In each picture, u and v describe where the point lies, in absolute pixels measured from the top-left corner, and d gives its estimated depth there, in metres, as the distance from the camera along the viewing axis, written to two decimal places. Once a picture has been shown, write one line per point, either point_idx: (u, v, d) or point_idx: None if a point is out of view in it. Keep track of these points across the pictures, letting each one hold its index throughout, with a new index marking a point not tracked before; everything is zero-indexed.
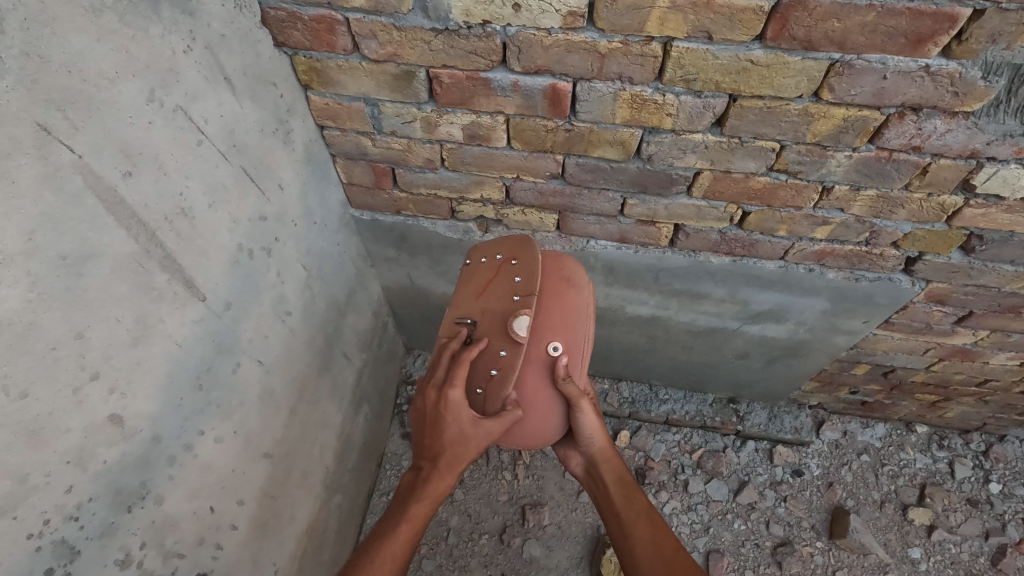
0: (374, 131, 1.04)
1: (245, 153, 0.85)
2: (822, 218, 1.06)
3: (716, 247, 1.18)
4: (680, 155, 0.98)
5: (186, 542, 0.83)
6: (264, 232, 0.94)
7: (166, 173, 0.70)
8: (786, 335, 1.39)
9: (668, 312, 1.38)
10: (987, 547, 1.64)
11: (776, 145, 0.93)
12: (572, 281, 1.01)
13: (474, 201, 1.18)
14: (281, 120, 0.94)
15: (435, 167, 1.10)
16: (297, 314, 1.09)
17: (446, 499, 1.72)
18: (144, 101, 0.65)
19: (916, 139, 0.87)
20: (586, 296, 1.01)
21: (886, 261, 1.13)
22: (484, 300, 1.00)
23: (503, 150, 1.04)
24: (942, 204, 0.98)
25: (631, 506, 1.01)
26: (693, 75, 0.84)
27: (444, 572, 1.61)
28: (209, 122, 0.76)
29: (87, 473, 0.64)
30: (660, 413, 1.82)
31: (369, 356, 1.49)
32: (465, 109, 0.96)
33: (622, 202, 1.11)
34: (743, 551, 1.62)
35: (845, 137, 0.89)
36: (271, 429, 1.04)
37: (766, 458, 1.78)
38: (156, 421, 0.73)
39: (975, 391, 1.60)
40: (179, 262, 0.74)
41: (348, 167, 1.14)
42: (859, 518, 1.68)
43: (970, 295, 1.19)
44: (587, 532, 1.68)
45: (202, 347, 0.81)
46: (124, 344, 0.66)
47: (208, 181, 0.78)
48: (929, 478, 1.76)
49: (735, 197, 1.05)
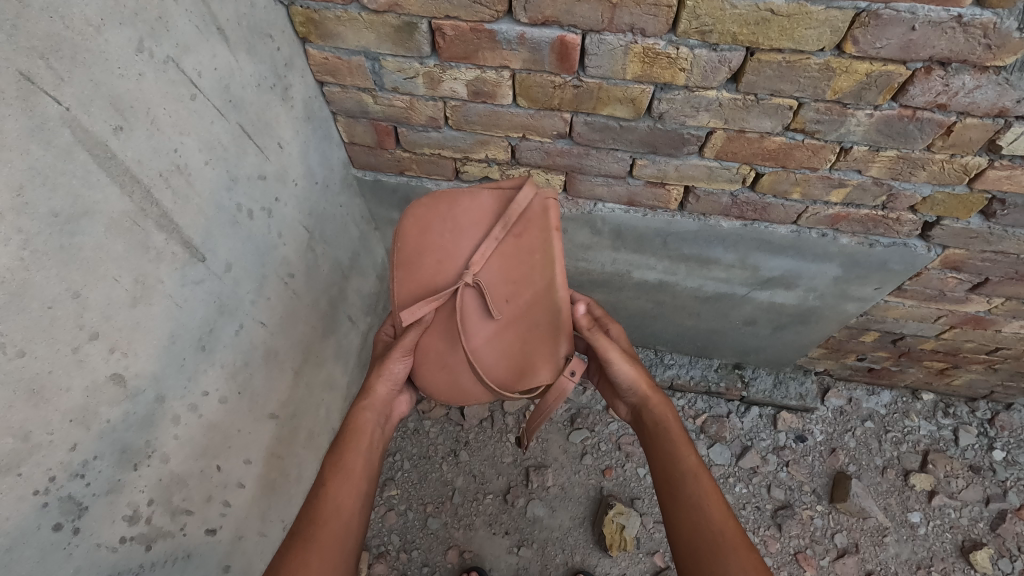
0: (376, 88, 1.01)
1: (242, 108, 0.83)
2: (839, 180, 1.02)
3: (727, 211, 1.15)
4: (693, 114, 0.94)
5: (194, 499, 0.85)
6: (264, 192, 0.91)
7: (160, 129, 0.68)
8: (795, 301, 1.37)
9: (676, 277, 1.35)
10: (987, 513, 1.65)
11: (794, 103, 0.89)
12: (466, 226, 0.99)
13: (480, 161, 1.15)
14: (279, 75, 0.90)
15: (439, 125, 1.07)
16: (300, 276, 1.08)
17: (451, 460, 1.75)
18: (133, 51, 0.62)
19: (942, 96, 0.83)
20: (439, 226, 1.01)
21: (902, 226, 1.10)
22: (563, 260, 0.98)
23: (508, 107, 1.00)
24: (965, 165, 0.94)
25: (677, 466, 0.92)
26: (709, 27, 0.79)
27: (449, 529, 1.65)
28: (203, 75, 0.73)
29: (90, 432, 0.64)
30: (665, 378, 1.82)
31: (373, 320, 1.50)
32: (469, 63, 0.92)
33: (632, 162, 1.07)
34: (744, 514, 1.65)
35: (868, 94, 0.85)
36: (277, 391, 1.05)
37: (769, 424, 1.79)
38: (159, 381, 0.73)
39: (985, 359, 1.58)
40: (177, 221, 0.72)
41: (350, 126, 1.11)
42: (861, 483, 1.69)
43: (987, 262, 1.15)
44: (590, 494, 1.70)
45: (204, 308, 0.80)
46: (122, 304, 0.65)
47: (204, 137, 0.75)
48: (932, 445, 1.76)
49: (748, 158, 1.01)
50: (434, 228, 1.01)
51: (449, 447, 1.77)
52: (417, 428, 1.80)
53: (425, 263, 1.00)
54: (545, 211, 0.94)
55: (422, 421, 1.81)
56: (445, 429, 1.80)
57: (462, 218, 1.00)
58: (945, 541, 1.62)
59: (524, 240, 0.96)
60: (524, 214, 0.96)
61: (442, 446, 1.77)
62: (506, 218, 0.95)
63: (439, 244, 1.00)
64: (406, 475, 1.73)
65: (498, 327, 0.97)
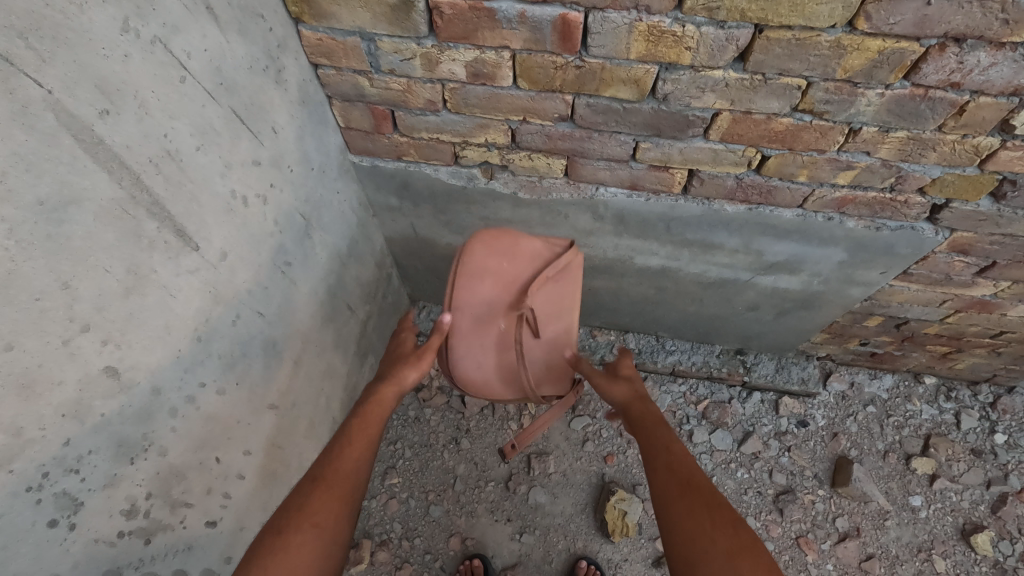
0: (372, 70, 0.98)
1: (235, 92, 0.80)
2: (847, 162, 1.00)
3: (731, 195, 1.12)
4: (698, 95, 0.91)
5: (193, 492, 0.84)
6: (259, 178, 0.89)
7: (149, 113, 0.65)
8: (799, 286, 1.35)
9: (679, 262, 1.33)
10: (988, 496, 1.65)
11: (803, 83, 0.86)
12: (513, 253, 1.07)
13: (479, 146, 1.13)
14: (272, 57, 0.87)
15: (437, 109, 1.04)
16: (298, 264, 1.06)
17: (453, 448, 1.75)
18: (118, 30, 0.60)
19: (955, 74, 0.81)
20: (488, 255, 1.06)
21: (910, 208, 1.08)
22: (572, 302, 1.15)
23: (508, 90, 0.97)
24: (976, 146, 0.92)
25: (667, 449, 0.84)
26: (716, 3, 0.77)
27: (451, 517, 1.65)
28: (193, 57, 0.71)
29: (84, 426, 0.62)
30: (666, 363, 1.81)
31: (372, 308, 1.49)
32: (468, 44, 0.89)
33: (635, 146, 1.05)
34: (746, 499, 1.65)
35: (879, 72, 0.82)
36: (276, 381, 1.04)
37: (771, 409, 1.78)
38: (155, 373, 0.72)
39: (989, 343, 1.57)
40: (169, 209, 0.70)
41: (346, 110, 1.08)
42: (862, 468, 1.69)
43: (995, 245, 1.14)
44: (592, 480, 1.70)
45: (199, 298, 0.78)
46: (114, 295, 0.63)
47: (196, 121, 0.73)
48: (934, 429, 1.76)
49: (754, 140, 0.99)
50: (483, 252, 1.06)
51: (450, 434, 1.77)
52: (418, 416, 1.79)
53: (472, 287, 1.06)
54: (580, 271, 1.09)
55: (422, 409, 1.81)
56: (446, 417, 1.79)
57: (511, 252, 1.07)
58: (946, 524, 1.62)
59: (564, 287, 1.09)
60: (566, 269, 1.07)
61: (443, 434, 1.77)
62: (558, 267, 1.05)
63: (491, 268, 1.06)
64: (408, 464, 1.72)
65: (547, 341, 1.09)
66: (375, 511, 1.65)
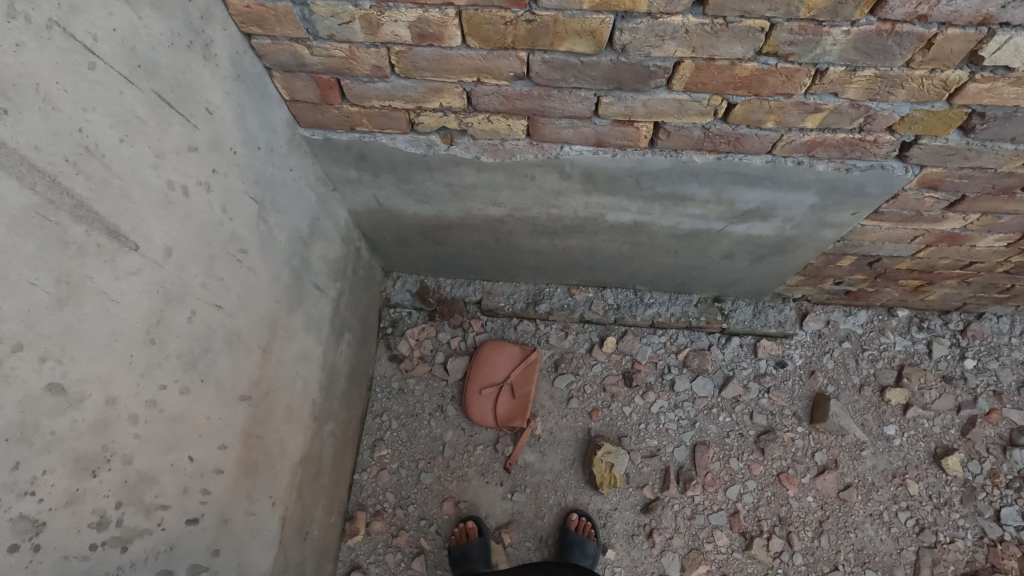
0: (310, 37, 0.91)
1: (157, 74, 0.73)
2: (815, 104, 0.96)
3: (699, 145, 1.09)
4: (658, 44, 0.87)
5: (168, 494, 0.83)
6: (199, 165, 0.83)
7: (58, 108, 0.60)
8: (772, 232, 1.34)
9: (651, 217, 1.31)
10: (959, 420, 1.71)
11: (766, 25, 0.82)
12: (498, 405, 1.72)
13: (435, 111, 1.07)
14: (195, 30, 0.80)
15: (385, 75, 0.98)
16: (256, 250, 1.01)
17: (439, 416, 1.75)
18: (2, 16, 0.54)
19: (922, 6, 0.77)
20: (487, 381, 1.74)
21: (880, 148, 1.06)
22: (523, 406, 1.72)
23: (459, 49, 0.91)
24: (945, 80, 0.89)
25: None
26: None
27: (443, 482, 1.68)
28: (101, 39, 0.64)
29: (34, 447, 0.61)
30: (645, 317, 1.80)
31: (342, 285, 1.45)
32: (409, 2, 0.83)
33: (596, 101, 1.00)
34: (728, 441, 1.70)
35: (844, 9, 0.78)
36: (246, 371, 1.01)
37: (750, 353, 1.80)
38: (107, 383, 0.69)
39: (958, 274, 1.58)
40: (96, 209, 0.65)
41: (288, 81, 1.00)
42: (839, 403, 1.74)
43: (964, 179, 1.12)
44: (578, 436, 1.72)
45: (147, 300, 0.74)
46: (45, 309, 0.60)
47: (114, 111, 0.67)
48: (907, 359, 1.80)
49: (719, 88, 0.95)
50: (485, 387, 1.74)
51: (436, 403, 1.77)
52: (401, 387, 1.78)
53: (478, 390, 1.74)
54: (533, 385, 1.74)
55: (405, 380, 1.79)
56: (430, 386, 1.79)
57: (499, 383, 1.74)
58: (919, 450, 1.69)
59: (522, 400, 1.72)
60: (523, 400, 1.72)
61: (429, 403, 1.77)
62: (522, 389, 1.73)
63: (488, 393, 1.73)
64: (396, 435, 1.73)
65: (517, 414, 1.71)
66: (367, 483, 1.67)
